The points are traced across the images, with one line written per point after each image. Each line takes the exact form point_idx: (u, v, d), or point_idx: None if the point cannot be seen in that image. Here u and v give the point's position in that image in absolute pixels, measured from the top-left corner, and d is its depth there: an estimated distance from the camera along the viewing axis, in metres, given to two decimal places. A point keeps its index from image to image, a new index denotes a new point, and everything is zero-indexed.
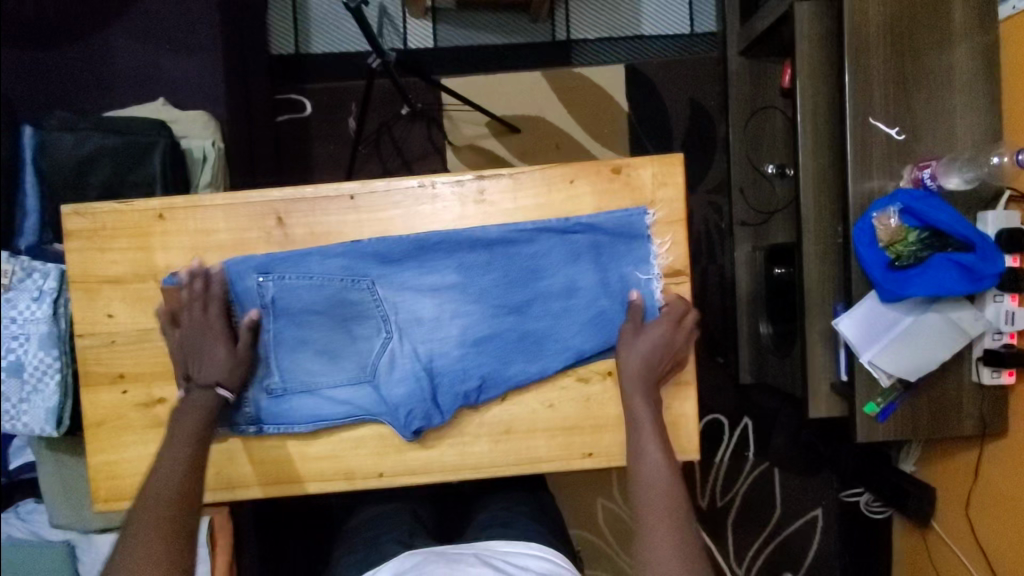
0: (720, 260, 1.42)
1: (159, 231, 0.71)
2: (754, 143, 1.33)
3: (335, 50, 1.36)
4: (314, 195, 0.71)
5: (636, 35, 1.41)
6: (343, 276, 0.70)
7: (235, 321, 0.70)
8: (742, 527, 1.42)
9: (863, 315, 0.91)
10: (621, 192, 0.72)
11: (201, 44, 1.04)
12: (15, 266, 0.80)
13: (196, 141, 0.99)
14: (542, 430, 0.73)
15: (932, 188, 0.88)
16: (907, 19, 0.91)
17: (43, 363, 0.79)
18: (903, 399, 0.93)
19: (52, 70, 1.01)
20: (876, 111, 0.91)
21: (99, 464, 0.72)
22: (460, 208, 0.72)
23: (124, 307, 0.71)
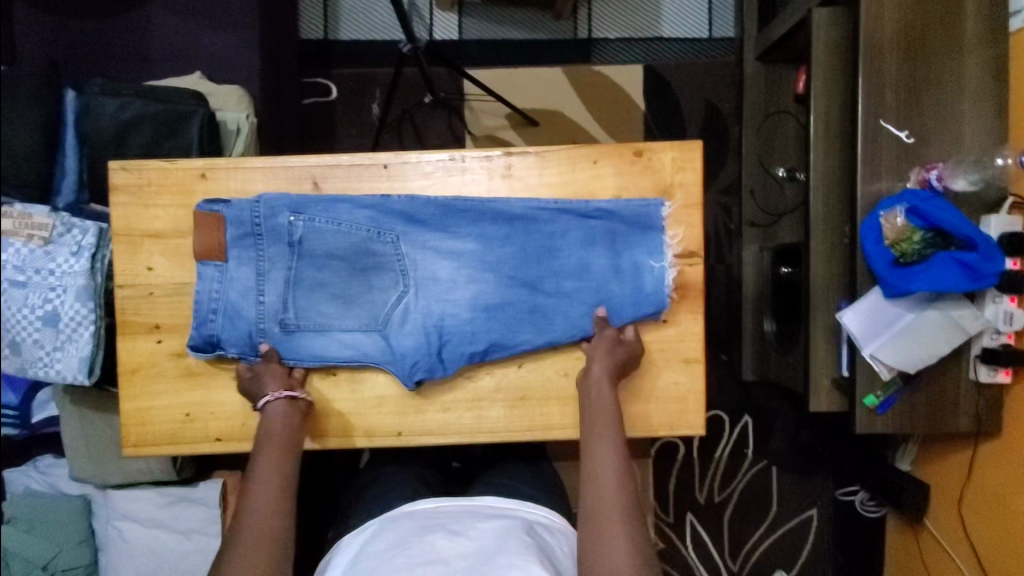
0: (728, 260, 1.45)
1: (201, 190, 0.74)
2: (765, 145, 1.37)
3: (362, 37, 1.41)
4: (350, 163, 0.75)
5: (655, 37, 1.46)
6: (368, 227, 0.74)
7: (260, 255, 0.73)
8: (738, 523, 1.45)
9: (867, 309, 0.94)
10: (642, 174, 0.75)
11: (240, 22, 1.07)
12: (55, 221, 0.83)
13: (230, 114, 1.01)
14: (556, 398, 0.77)
15: (938, 189, 0.92)
16: (921, 27, 0.94)
17: (79, 314, 0.82)
18: (902, 393, 0.96)
19: (95, 39, 1.05)
20: (887, 114, 0.94)
21: (131, 410, 0.75)
22: (488, 181, 0.76)
23: (164, 261, 0.75)
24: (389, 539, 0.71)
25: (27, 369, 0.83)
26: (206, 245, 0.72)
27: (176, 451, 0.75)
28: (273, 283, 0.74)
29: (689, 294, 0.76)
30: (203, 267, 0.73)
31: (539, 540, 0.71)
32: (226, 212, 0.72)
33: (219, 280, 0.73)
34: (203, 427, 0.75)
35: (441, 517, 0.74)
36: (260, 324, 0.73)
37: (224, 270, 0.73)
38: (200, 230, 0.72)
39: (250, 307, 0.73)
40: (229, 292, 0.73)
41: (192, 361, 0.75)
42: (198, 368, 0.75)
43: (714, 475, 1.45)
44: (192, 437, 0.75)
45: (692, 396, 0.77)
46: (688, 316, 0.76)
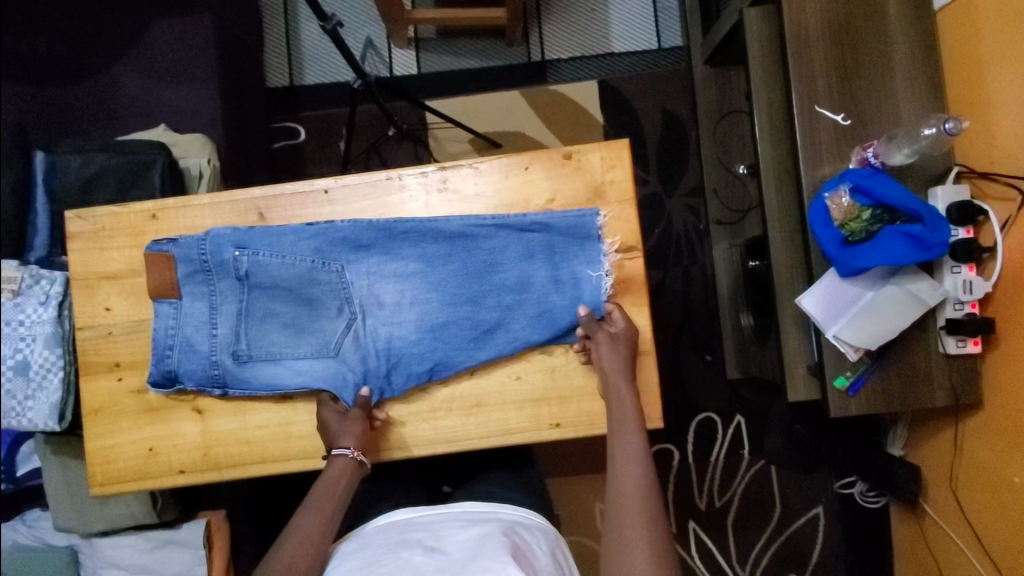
0: (701, 260, 1.46)
1: (152, 230, 0.78)
2: (723, 146, 1.40)
3: (325, 80, 1.46)
4: (292, 192, 0.78)
5: (607, 52, 1.50)
6: (314, 257, 0.76)
7: (212, 289, 0.76)
8: (742, 528, 1.41)
9: (825, 291, 0.94)
10: (572, 175, 0.77)
11: (200, 76, 1.13)
12: (24, 273, 0.87)
13: (192, 160, 1.05)
14: (511, 402, 0.77)
15: (877, 166, 0.93)
16: (844, 14, 0.97)
17: (48, 361, 0.85)
18: (872, 372, 0.94)
19: (64, 104, 1.12)
20: (821, 99, 0.96)
21: (96, 449, 0.77)
22: (425, 196, 0.78)
23: (120, 300, 0.77)
24: (363, 556, 0.65)
25: None
26: (158, 283, 0.75)
27: (141, 487, 0.77)
28: (225, 316, 0.76)
29: (631, 288, 0.77)
30: (158, 305, 0.76)
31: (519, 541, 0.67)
32: (174, 251, 0.75)
33: (174, 316, 0.75)
34: (167, 460, 0.77)
35: (416, 529, 0.69)
36: (212, 357, 0.75)
37: (178, 308, 0.76)
38: (150, 270, 0.74)
39: (203, 341, 0.76)
40: (184, 327, 0.75)
41: (153, 397, 0.77)
42: (158, 403, 0.77)
43: (712, 480, 1.42)
44: (157, 471, 0.77)
45: (647, 388, 0.78)
46: (633, 309, 0.77)
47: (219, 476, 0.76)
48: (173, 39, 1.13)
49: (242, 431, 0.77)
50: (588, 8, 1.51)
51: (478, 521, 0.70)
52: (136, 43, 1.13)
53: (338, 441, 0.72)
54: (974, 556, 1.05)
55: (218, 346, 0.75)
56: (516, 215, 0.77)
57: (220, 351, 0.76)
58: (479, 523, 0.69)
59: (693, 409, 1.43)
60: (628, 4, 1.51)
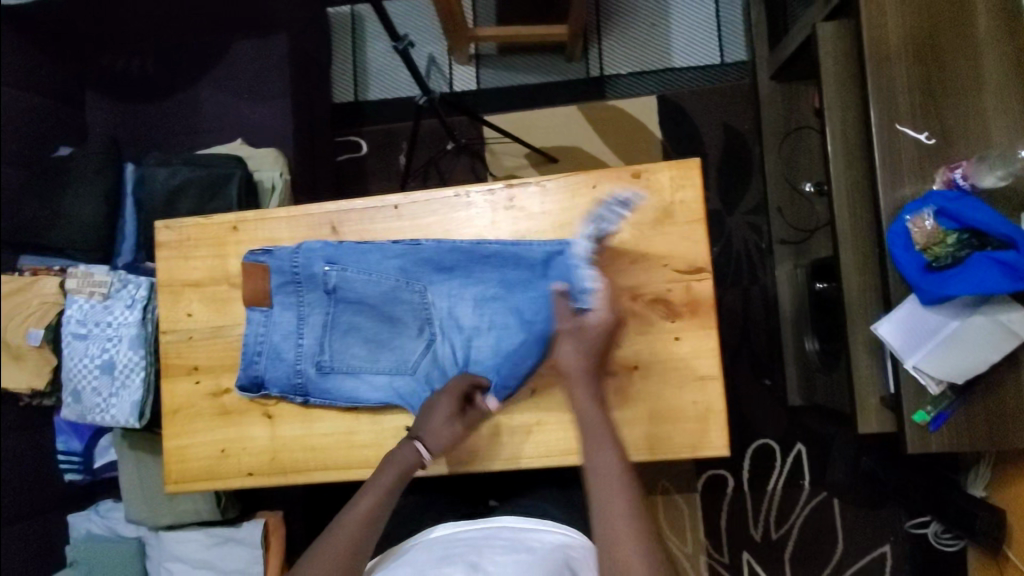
0: (762, 279, 1.41)
1: (233, 241, 0.81)
2: (788, 164, 1.36)
3: (388, 95, 1.51)
4: (363, 207, 0.80)
5: (667, 67, 1.48)
6: (398, 277, 0.77)
7: (300, 300, 0.78)
8: (801, 562, 1.34)
9: (904, 319, 0.89)
10: (641, 195, 0.76)
11: (275, 92, 1.18)
12: (113, 278, 0.93)
13: (266, 173, 1.10)
14: (572, 422, 0.76)
15: (965, 188, 0.88)
16: (927, 29, 0.93)
17: (131, 361, 0.90)
18: (955, 408, 0.89)
19: (151, 119, 1.20)
20: (904, 117, 0.92)
21: (172, 448, 0.80)
22: (492, 214, 0.79)
23: (201, 307, 0.81)
24: (407, 574, 0.66)
25: (86, 416, 0.92)
26: (252, 292, 0.78)
27: (212, 486, 0.79)
28: (311, 327, 0.79)
29: (701, 310, 0.75)
30: (250, 313, 0.79)
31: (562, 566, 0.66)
32: (269, 262, 0.78)
33: (263, 323, 0.78)
34: (237, 461, 0.79)
35: (458, 546, 0.70)
36: (297, 367, 0.77)
37: (268, 315, 0.79)
38: (247, 279, 0.78)
39: (289, 351, 0.78)
40: (272, 335, 0.78)
41: (227, 401, 0.80)
42: (231, 406, 0.80)
43: (769, 509, 1.36)
44: (226, 472, 0.79)
45: (713, 416, 0.75)
46: (700, 332, 0.75)
47: (285, 481, 0.79)
48: (251, 58, 1.19)
49: (310, 437, 0.79)
50: (649, 23, 1.50)
51: (521, 537, 0.71)
52: (218, 63, 1.20)
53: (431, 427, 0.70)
54: None
55: (306, 357, 0.78)
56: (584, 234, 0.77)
57: (305, 361, 0.78)
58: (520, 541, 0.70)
59: (751, 434, 1.37)
60: (690, 18, 1.49)
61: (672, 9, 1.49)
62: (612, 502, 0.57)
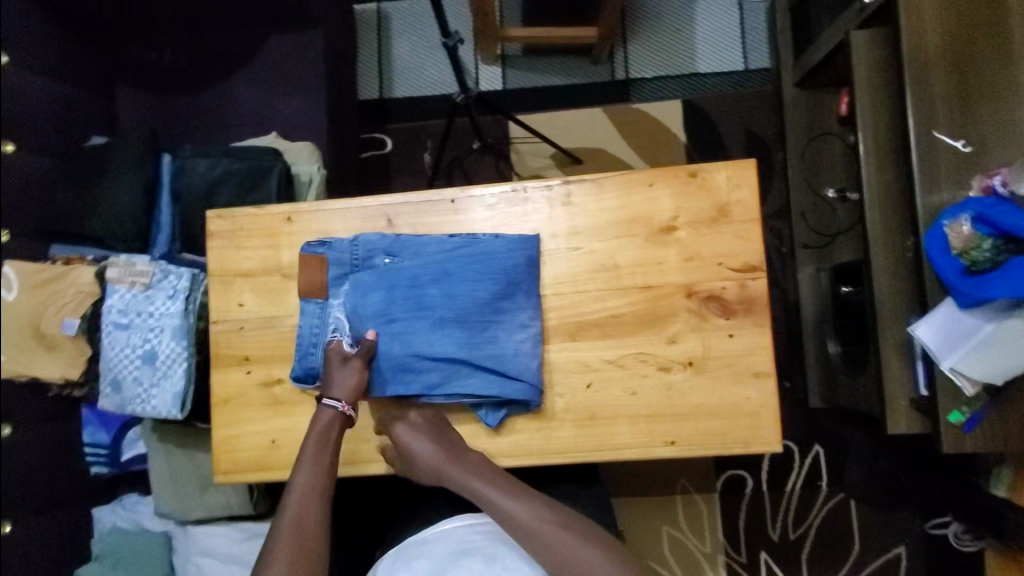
0: (783, 283, 1.43)
1: (287, 231, 0.81)
2: (813, 169, 1.37)
3: (414, 93, 1.51)
4: (419, 200, 0.81)
5: (691, 72, 1.51)
6: (455, 270, 0.76)
7: (355, 291, 0.77)
8: (818, 562, 1.36)
9: (941, 321, 0.91)
10: (697, 194, 0.78)
11: (311, 86, 1.18)
12: (156, 268, 0.93)
13: (303, 166, 1.10)
14: (626, 416, 0.77)
15: (1003, 195, 0.89)
16: (964, 40, 0.95)
17: (173, 352, 0.90)
18: (990, 409, 0.91)
19: (184, 110, 1.20)
20: (940, 124, 0.94)
21: (221, 438, 0.80)
22: (549, 209, 0.79)
23: (253, 297, 0.81)
24: (424, 566, 0.68)
25: (125, 407, 0.91)
26: (308, 283, 0.78)
27: (262, 478, 0.79)
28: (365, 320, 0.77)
29: (755, 308, 0.76)
30: (305, 304, 0.78)
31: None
32: (327, 254, 0.78)
33: (319, 315, 0.78)
34: (287, 452, 0.79)
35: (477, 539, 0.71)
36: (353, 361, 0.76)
37: (324, 307, 0.78)
38: (303, 271, 0.77)
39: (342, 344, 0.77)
40: (327, 327, 0.78)
41: (278, 392, 0.80)
42: (282, 397, 0.80)
43: (787, 509, 1.37)
44: (276, 464, 0.79)
45: (766, 411, 0.76)
46: (754, 329, 0.76)
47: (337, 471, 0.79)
48: (287, 52, 1.19)
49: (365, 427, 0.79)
50: (675, 28, 1.52)
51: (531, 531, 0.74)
52: (254, 56, 1.19)
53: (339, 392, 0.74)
54: None
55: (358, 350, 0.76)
56: (641, 230, 0.78)
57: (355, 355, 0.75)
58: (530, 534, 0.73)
59: None
60: (715, 24, 1.51)
61: (698, 15, 1.51)
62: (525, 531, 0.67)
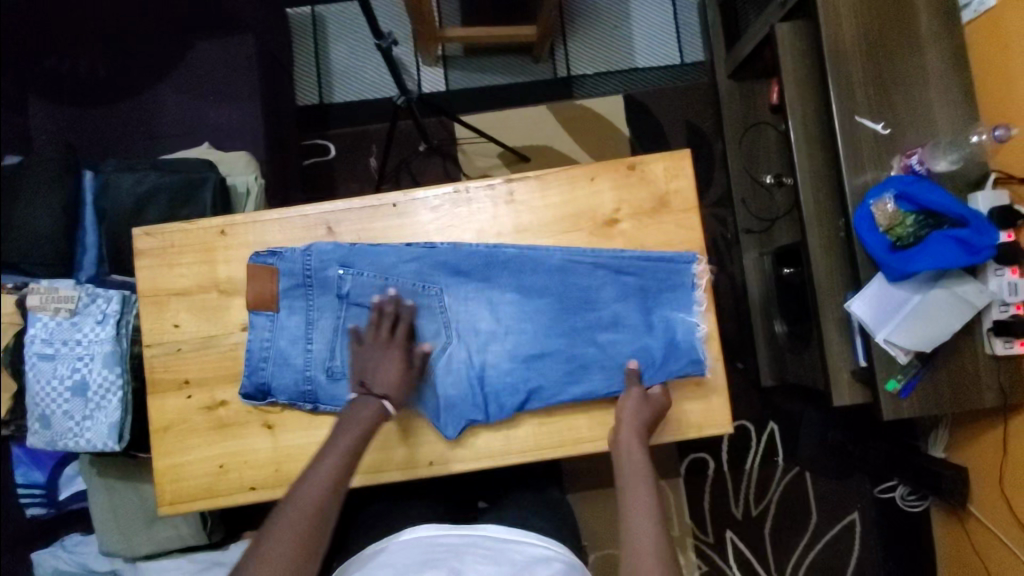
0: (730, 268, 1.48)
1: (222, 246, 0.78)
2: (750, 157, 1.42)
3: (354, 97, 1.48)
4: (359, 206, 0.78)
5: (630, 67, 1.53)
6: (415, 281, 0.76)
7: (309, 305, 0.76)
8: (780, 535, 1.41)
9: (872, 296, 0.96)
10: (637, 186, 0.79)
11: (243, 93, 1.14)
12: (80, 292, 0.87)
13: (240, 177, 1.06)
14: (582, 410, 0.77)
15: (920, 172, 0.96)
16: (878, 28, 1.00)
17: (106, 381, 0.85)
18: (921, 375, 0.96)
19: (104, 123, 1.13)
20: (861, 109, 0.99)
21: (164, 468, 0.76)
22: (493, 208, 0.79)
23: (190, 317, 0.77)
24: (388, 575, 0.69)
25: (57, 443, 0.86)
26: (258, 294, 0.75)
27: (211, 505, 0.75)
28: (320, 333, 0.76)
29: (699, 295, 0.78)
30: (254, 316, 0.76)
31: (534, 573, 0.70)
32: (278, 264, 0.75)
33: (269, 328, 0.75)
34: (238, 476, 0.75)
35: (440, 550, 0.72)
36: (308, 373, 0.75)
37: (274, 320, 0.76)
38: (252, 281, 0.75)
39: (297, 357, 0.75)
40: (278, 341, 0.75)
41: (223, 414, 0.76)
42: (228, 419, 0.76)
43: (748, 487, 1.42)
44: (227, 489, 0.75)
45: (715, 394, 0.78)
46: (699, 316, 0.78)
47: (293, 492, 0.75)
48: (215, 59, 1.14)
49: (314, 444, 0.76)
50: (612, 24, 1.54)
51: (506, 547, 0.74)
52: (179, 64, 1.14)
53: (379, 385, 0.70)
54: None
55: (313, 363, 0.75)
56: (586, 224, 0.79)
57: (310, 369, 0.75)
58: (505, 550, 0.73)
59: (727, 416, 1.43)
60: (650, 20, 1.54)
61: (633, 11, 1.54)
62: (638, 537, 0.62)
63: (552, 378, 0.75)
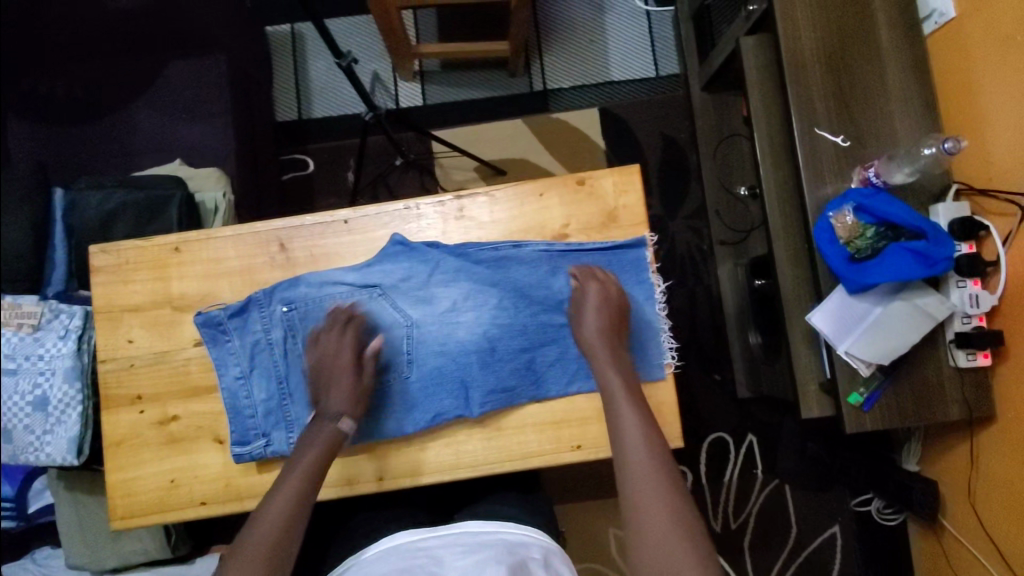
0: (706, 279, 1.47)
1: (175, 262, 0.79)
2: (724, 168, 1.43)
3: (332, 113, 1.50)
4: (311, 222, 0.80)
5: (606, 80, 1.54)
6: (362, 291, 0.77)
7: (265, 328, 0.77)
8: (759, 549, 1.39)
9: (833, 308, 0.96)
10: (586, 201, 0.80)
11: (214, 110, 1.16)
12: (44, 308, 0.88)
13: (208, 193, 1.07)
14: (532, 424, 0.78)
15: (878, 185, 0.95)
16: (838, 41, 1.00)
17: (67, 395, 0.86)
18: (884, 388, 0.96)
19: (77, 141, 1.15)
20: (821, 121, 0.99)
21: (115, 482, 0.76)
22: (442, 224, 0.80)
23: (142, 332, 0.78)
24: None
25: (18, 456, 0.87)
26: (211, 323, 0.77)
27: (162, 520, 0.76)
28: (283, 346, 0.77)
29: None
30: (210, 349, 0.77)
31: (520, 562, 0.65)
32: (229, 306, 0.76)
33: (233, 353, 0.77)
34: (189, 491, 0.76)
35: (419, 556, 0.68)
36: (280, 398, 0.77)
37: (230, 345, 0.77)
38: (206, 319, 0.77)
39: (263, 388, 0.77)
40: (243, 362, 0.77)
41: (175, 428, 0.77)
42: (180, 434, 0.77)
43: (726, 500, 1.41)
44: (177, 503, 0.76)
45: (664, 409, 0.78)
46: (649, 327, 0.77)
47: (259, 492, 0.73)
48: (188, 78, 1.16)
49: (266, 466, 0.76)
50: (587, 39, 1.55)
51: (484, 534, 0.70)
52: (152, 83, 1.16)
53: (331, 404, 0.71)
54: (996, 571, 1.06)
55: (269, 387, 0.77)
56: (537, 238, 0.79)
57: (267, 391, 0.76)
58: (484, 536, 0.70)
59: (705, 428, 1.42)
60: (625, 34, 1.56)
61: (608, 26, 1.56)
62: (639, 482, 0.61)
63: (512, 387, 0.76)
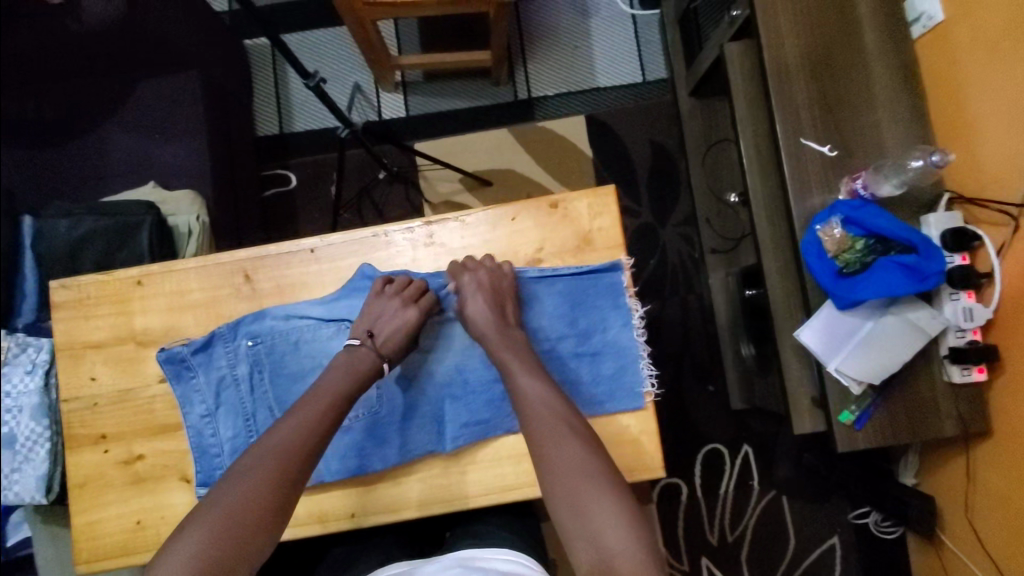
0: (698, 288, 1.44)
1: (138, 296, 0.77)
2: (713, 175, 1.41)
3: (313, 126, 1.47)
4: (277, 252, 0.77)
5: (592, 86, 1.51)
6: (332, 325, 0.75)
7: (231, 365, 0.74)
8: (756, 563, 1.36)
9: (823, 324, 0.92)
10: (561, 224, 0.78)
11: (187, 130, 1.13)
12: (10, 342, 0.87)
13: (181, 217, 1.05)
14: (507, 457, 0.75)
15: (866, 197, 0.92)
16: (822, 47, 0.97)
17: (34, 432, 0.84)
18: (876, 406, 0.93)
19: (49, 166, 1.13)
20: (806, 131, 0.96)
21: (80, 525, 0.74)
22: (413, 251, 0.79)
23: (106, 369, 0.76)
24: None
25: None
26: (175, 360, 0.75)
27: (127, 564, 0.73)
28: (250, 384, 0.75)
29: None
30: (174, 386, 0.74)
31: None
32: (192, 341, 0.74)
33: (198, 391, 0.74)
34: (156, 532, 0.74)
35: None
36: (247, 436, 0.74)
37: (195, 382, 0.74)
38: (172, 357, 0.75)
39: (229, 426, 0.74)
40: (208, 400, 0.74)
41: (141, 467, 0.75)
42: (146, 473, 0.75)
43: (722, 514, 1.38)
44: (143, 546, 0.74)
45: (645, 438, 0.75)
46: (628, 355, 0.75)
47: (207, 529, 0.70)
48: (161, 98, 1.14)
49: None
50: (572, 45, 1.52)
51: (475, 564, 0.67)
52: (124, 103, 1.14)
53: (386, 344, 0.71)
54: None
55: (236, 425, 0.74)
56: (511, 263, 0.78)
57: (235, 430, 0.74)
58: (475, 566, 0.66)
59: (698, 441, 1.39)
60: (610, 38, 1.53)
61: (593, 31, 1.52)
62: (568, 478, 0.60)
63: (487, 419, 0.74)
